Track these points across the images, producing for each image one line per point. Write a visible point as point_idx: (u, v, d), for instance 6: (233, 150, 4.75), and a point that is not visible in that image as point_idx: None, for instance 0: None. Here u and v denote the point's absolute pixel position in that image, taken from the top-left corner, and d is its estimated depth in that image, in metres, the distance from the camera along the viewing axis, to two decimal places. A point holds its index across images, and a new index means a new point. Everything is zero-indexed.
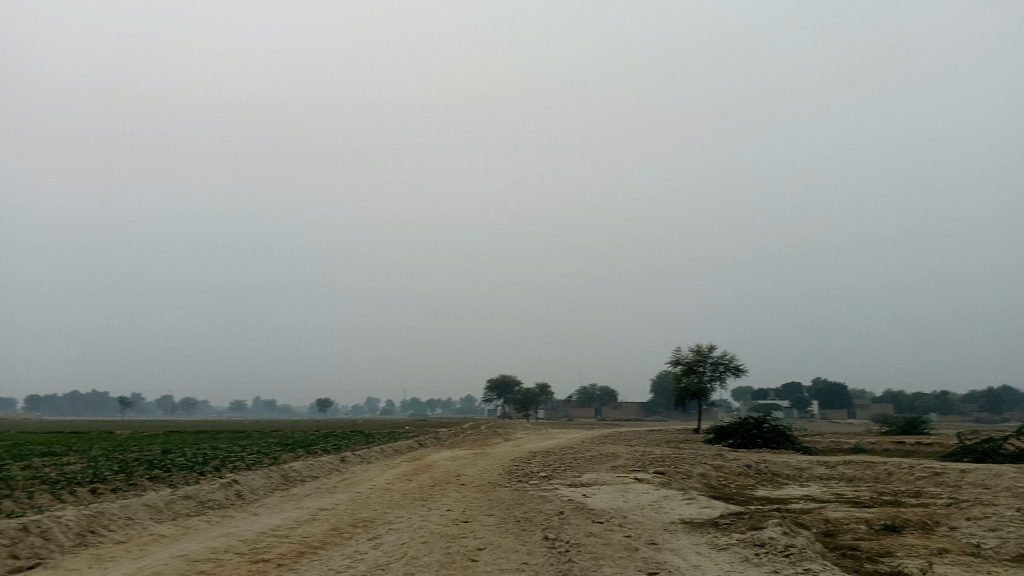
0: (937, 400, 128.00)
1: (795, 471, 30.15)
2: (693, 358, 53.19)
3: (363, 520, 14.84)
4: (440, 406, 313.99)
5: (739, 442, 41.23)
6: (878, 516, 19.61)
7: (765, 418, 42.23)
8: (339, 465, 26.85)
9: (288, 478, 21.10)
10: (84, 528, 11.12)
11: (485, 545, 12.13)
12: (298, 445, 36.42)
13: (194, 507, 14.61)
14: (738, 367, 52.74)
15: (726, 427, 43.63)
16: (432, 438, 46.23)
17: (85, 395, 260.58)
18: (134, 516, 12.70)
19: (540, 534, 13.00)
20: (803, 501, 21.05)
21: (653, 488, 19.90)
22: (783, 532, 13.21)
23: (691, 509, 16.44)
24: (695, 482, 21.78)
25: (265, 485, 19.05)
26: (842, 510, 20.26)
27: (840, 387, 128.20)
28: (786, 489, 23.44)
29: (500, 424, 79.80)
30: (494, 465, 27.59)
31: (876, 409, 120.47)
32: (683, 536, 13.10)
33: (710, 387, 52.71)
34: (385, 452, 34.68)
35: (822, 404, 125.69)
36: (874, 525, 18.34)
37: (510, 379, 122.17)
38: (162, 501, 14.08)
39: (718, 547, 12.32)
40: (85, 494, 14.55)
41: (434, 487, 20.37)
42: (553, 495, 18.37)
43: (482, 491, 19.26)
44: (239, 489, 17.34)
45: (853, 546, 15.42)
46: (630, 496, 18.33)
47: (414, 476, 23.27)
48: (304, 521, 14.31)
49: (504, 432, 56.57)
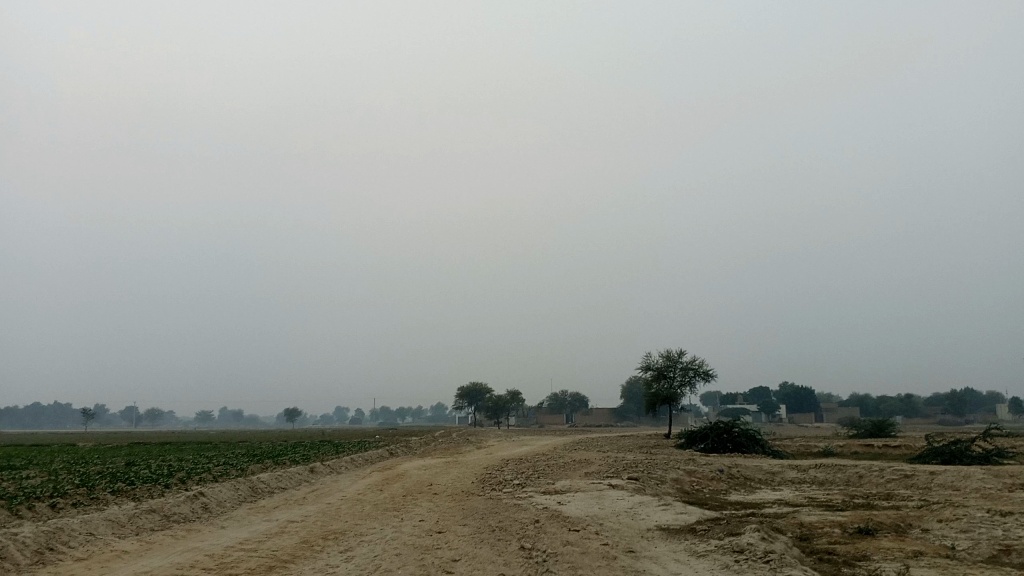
0: (903, 403, 129.73)
1: (767, 475, 30.19)
2: (663, 363, 53.30)
3: (335, 532, 14.47)
4: (410, 414, 312.36)
5: (710, 446, 41.28)
6: (852, 519, 19.62)
7: (736, 422, 42.34)
8: (308, 476, 26.39)
9: (256, 490, 20.64)
10: (42, 546, 10.67)
11: (460, 556, 11.85)
12: (267, 455, 35.84)
13: (158, 521, 14.15)
14: (707, 372, 52.91)
15: (697, 432, 43.69)
16: (402, 447, 45.77)
17: (47, 407, 255.48)
18: (95, 531, 12.25)
19: (516, 543, 12.74)
20: (777, 505, 21.02)
21: (628, 494, 19.75)
22: (761, 538, 13.09)
23: (667, 515, 16.30)
24: (669, 488, 21.69)
25: (233, 497, 18.58)
26: (816, 514, 20.25)
27: (808, 391, 129.47)
28: (759, 493, 23.42)
29: (472, 431, 79.46)
30: (467, 473, 27.29)
31: (842, 412, 121.79)
32: (661, 543, 12.93)
33: (680, 392, 52.83)
34: (356, 461, 34.22)
35: (790, 408, 126.79)
36: (848, 528, 18.33)
37: (480, 387, 121.83)
38: (125, 515, 13.61)
39: (697, 554, 12.15)
40: (44, 510, 14.03)
41: (407, 497, 20.01)
42: (527, 503, 18.13)
43: (455, 500, 18.97)
44: (205, 502, 16.88)
45: (829, 550, 15.37)
46: (605, 503, 18.15)
47: (386, 486, 22.90)
48: (273, 535, 13.93)
49: (476, 440, 56.26)
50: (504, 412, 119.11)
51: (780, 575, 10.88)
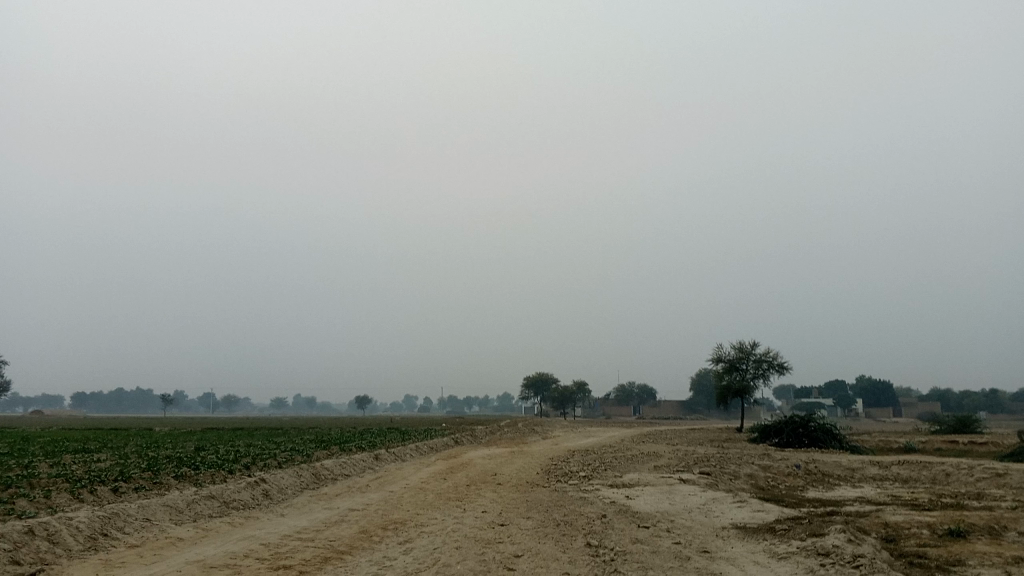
0: (987, 399, 124.49)
1: (846, 472, 28.79)
2: (736, 355, 51.80)
3: (395, 522, 14.04)
4: (478, 403, 313.99)
5: (784, 441, 39.85)
6: (941, 520, 18.33)
7: (812, 416, 40.77)
8: (373, 463, 26.24)
9: (319, 476, 20.44)
10: (96, 531, 10.44)
11: (523, 552, 11.21)
12: (334, 442, 36.13)
13: (217, 507, 13.94)
14: (782, 364, 51.23)
15: (771, 426, 42.25)
16: (468, 436, 45.46)
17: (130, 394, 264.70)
18: (152, 517, 12.03)
19: (581, 540, 12.04)
20: (859, 503, 19.89)
21: (700, 489, 18.91)
22: (848, 540, 12.11)
23: (743, 513, 15.40)
24: (743, 484, 20.78)
25: (295, 484, 18.39)
26: (901, 513, 19.07)
27: (886, 385, 125.28)
28: (838, 490, 22.28)
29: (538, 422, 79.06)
30: (532, 463, 26.74)
31: (921, 407, 117.51)
32: (738, 543, 12.10)
33: (754, 384, 51.29)
34: (422, 450, 33.98)
35: (867, 402, 122.98)
36: (938, 530, 17.10)
37: (547, 377, 121.09)
38: (183, 501, 13.40)
39: (777, 556, 11.29)
40: (106, 494, 13.96)
41: (471, 486, 19.55)
42: (594, 496, 17.44)
43: (519, 492, 18.39)
44: (266, 489, 16.68)
45: (919, 554, 14.27)
46: (676, 498, 17.34)
47: (450, 476, 22.49)
48: (332, 523, 13.58)
49: (544, 429, 55.66)
50: (571, 403, 118.26)
51: None
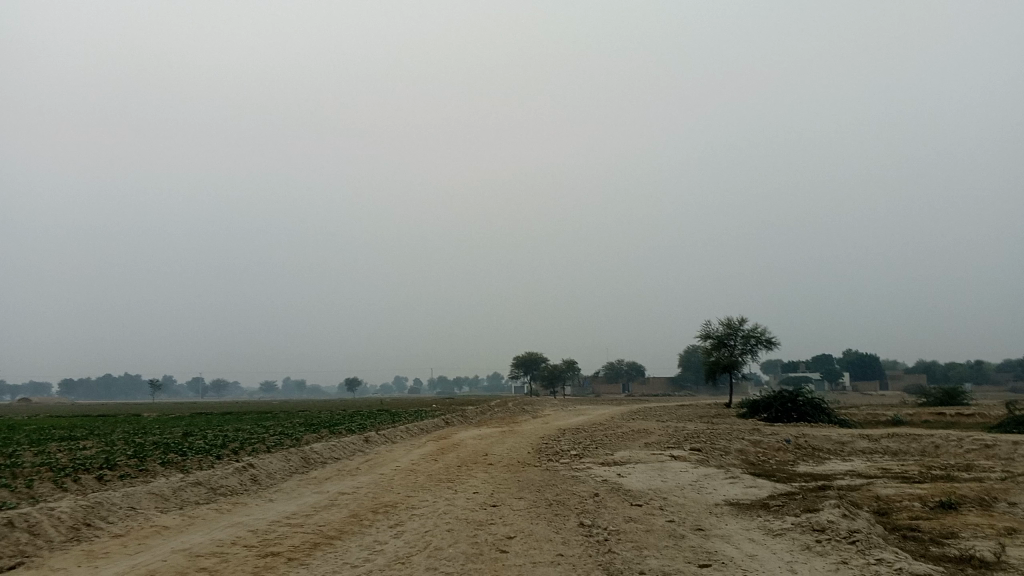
0: (973, 370, 125.56)
1: (836, 445, 28.83)
2: (724, 331, 51.80)
3: (385, 505, 13.88)
4: (468, 383, 314.67)
5: (773, 416, 39.95)
6: (932, 492, 18.31)
7: (801, 391, 40.83)
8: (363, 445, 26.07)
9: (308, 460, 20.26)
10: (78, 521, 10.21)
11: (516, 533, 11.05)
12: (323, 425, 35.94)
13: (204, 494, 13.73)
14: (770, 340, 51.31)
15: (760, 401, 42.32)
16: (459, 416, 45.37)
17: (118, 380, 263.62)
18: (137, 506, 11.81)
19: (574, 520, 11.90)
20: (850, 477, 19.86)
21: (692, 466, 18.83)
22: (843, 515, 12.01)
23: (736, 489, 15.31)
24: (734, 459, 20.73)
25: (284, 468, 18.20)
26: (892, 486, 19.04)
27: (873, 358, 126.11)
28: (829, 464, 22.26)
29: (529, 401, 79.18)
30: (523, 442, 26.67)
31: (908, 380, 118.38)
32: (732, 520, 11.99)
33: (742, 360, 51.34)
34: (412, 431, 33.83)
35: (854, 375, 123.83)
36: (929, 502, 17.10)
37: (536, 355, 121.15)
38: (169, 488, 13.18)
39: (773, 533, 11.16)
40: (90, 482, 13.72)
41: (462, 467, 19.41)
42: (586, 475, 17.31)
43: (511, 472, 18.26)
44: (254, 474, 16.49)
45: (911, 527, 14.24)
46: (668, 475, 17.25)
47: (441, 456, 22.35)
48: (321, 508, 13.39)
49: (534, 408, 55.66)
50: (560, 381, 118.37)
51: (869, 558, 9.83)
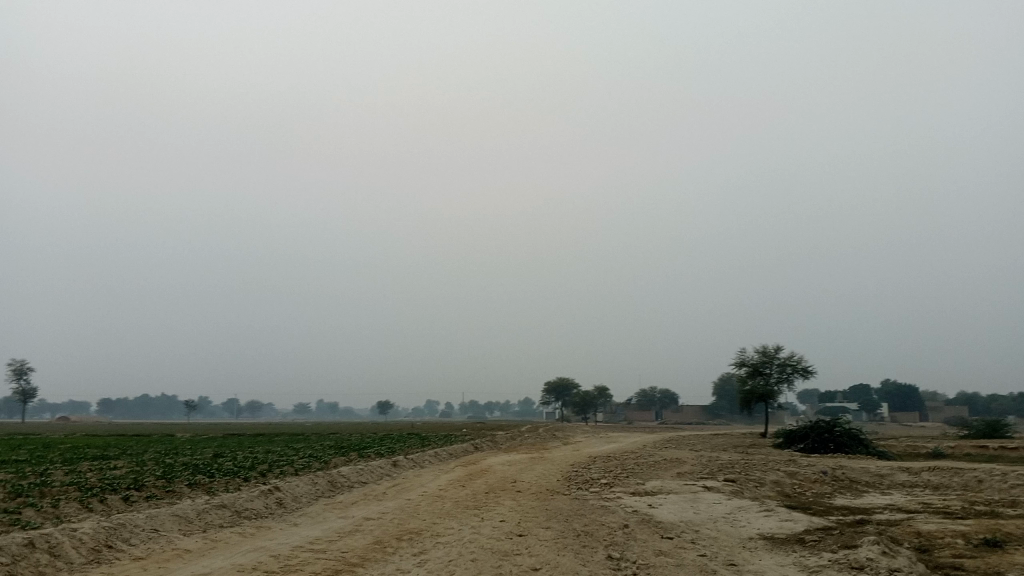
0: (1016, 402, 122.42)
1: (874, 478, 28.06)
2: (760, 359, 51.00)
3: (410, 532, 13.65)
4: (499, 409, 314.07)
5: (809, 446, 39.14)
6: (976, 529, 17.66)
7: (838, 421, 39.96)
8: (390, 470, 25.88)
9: (335, 484, 20.12)
10: (99, 543, 10.12)
11: (541, 565, 10.76)
12: (352, 448, 35.86)
13: (228, 517, 13.62)
14: (807, 369, 50.43)
15: (796, 431, 41.50)
16: (488, 441, 45.12)
17: (154, 400, 267.13)
18: (160, 528, 11.71)
19: (602, 552, 11.57)
20: (889, 511, 19.25)
21: (725, 497, 18.38)
22: (883, 553, 11.56)
23: (771, 523, 14.87)
24: (768, 491, 20.21)
25: (310, 492, 18.06)
26: (934, 522, 18.41)
27: (912, 388, 123.53)
28: (867, 498, 21.62)
29: (559, 427, 78.50)
30: (552, 470, 26.33)
31: (948, 411, 115.71)
32: (766, 555, 11.60)
33: (778, 389, 50.47)
34: (441, 456, 33.59)
35: (893, 406, 121.37)
36: (972, 539, 16.47)
37: (568, 381, 120.48)
38: (194, 510, 13.09)
39: (809, 570, 10.75)
40: (116, 503, 13.67)
41: (489, 494, 19.14)
42: (615, 505, 16.95)
43: (539, 500, 17.96)
44: (280, 497, 16.37)
45: (954, 565, 13.69)
46: (700, 507, 16.81)
47: (469, 482, 22.10)
48: (345, 534, 13.21)
49: (565, 435, 55.08)
50: (592, 407, 117.43)
51: None
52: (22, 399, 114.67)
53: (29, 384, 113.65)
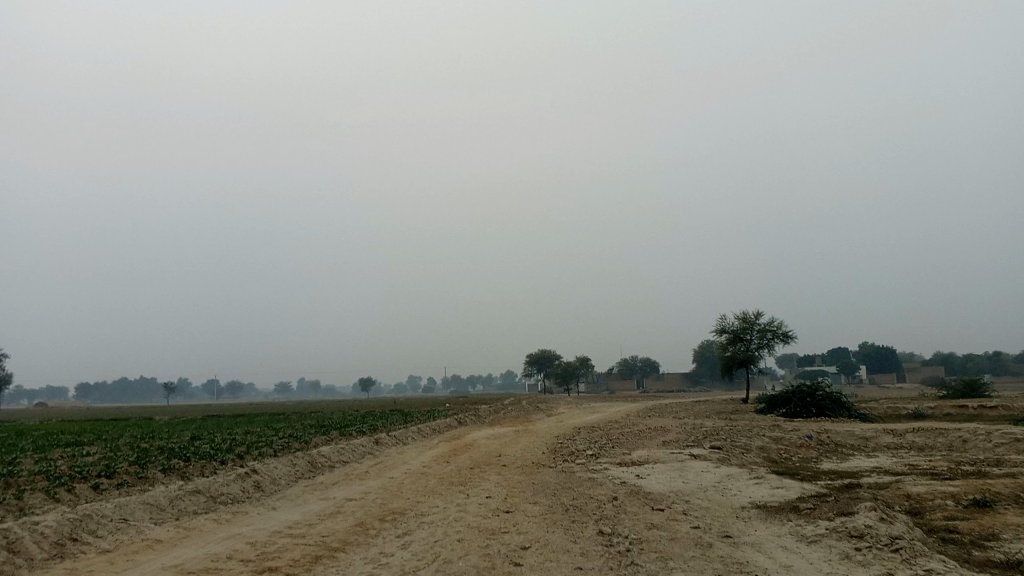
0: (991, 361, 124.01)
1: (859, 441, 27.96)
2: (740, 325, 50.89)
3: (393, 513, 13.20)
4: (481, 383, 315.10)
5: (792, 411, 39.06)
6: (965, 489, 17.47)
7: (820, 385, 39.92)
8: (372, 447, 25.44)
9: (315, 464, 19.65)
10: (63, 536, 9.57)
11: (530, 543, 10.33)
12: (334, 427, 35.39)
13: (203, 503, 13.11)
14: (787, 334, 50.42)
15: (778, 396, 41.43)
16: (471, 415, 44.71)
17: (135, 383, 265.69)
18: (129, 517, 11.18)
19: (593, 527, 11.16)
20: (876, 474, 19.05)
21: (713, 465, 18.07)
22: (880, 519, 11.26)
23: (762, 490, 14.56)
24: (755, 457, 19.96)
25: (289, 474, 17.56)
26: (923, 484, 18.21)
27: (889, 351, 124.69)
28: (854, 461, 21.41)
29: (543, 399, 78.43)
30: (537, 442, 25.99)
31: (925, 372, 117.01)
32: (761, 525, 11.26)
33: (759, 354, 50.41)
34: (423, 432, 33.12)
35: (870, 367, 122.59)
36: (962, 500, 16.26)
37: (550, 353, 120.62)
38: (166, 497, 12.55)
39: (807, 540, 10.42)
40: (85, 492, 13.11)
41: (474, 469, 18.76)
42: (603, 476, 16.60)
43: (524, 474, 17.57)
44: (258, 480, 15.87)
45: (949, 528, 13.44)
46: (689, 476, 16.49)
47: (452, 458, 21.68)
48: (326, 517, 12.74)
49: (547, 407, 54.79)
50: (574, 378, 117.46)
51: (915, 567, 9.09)
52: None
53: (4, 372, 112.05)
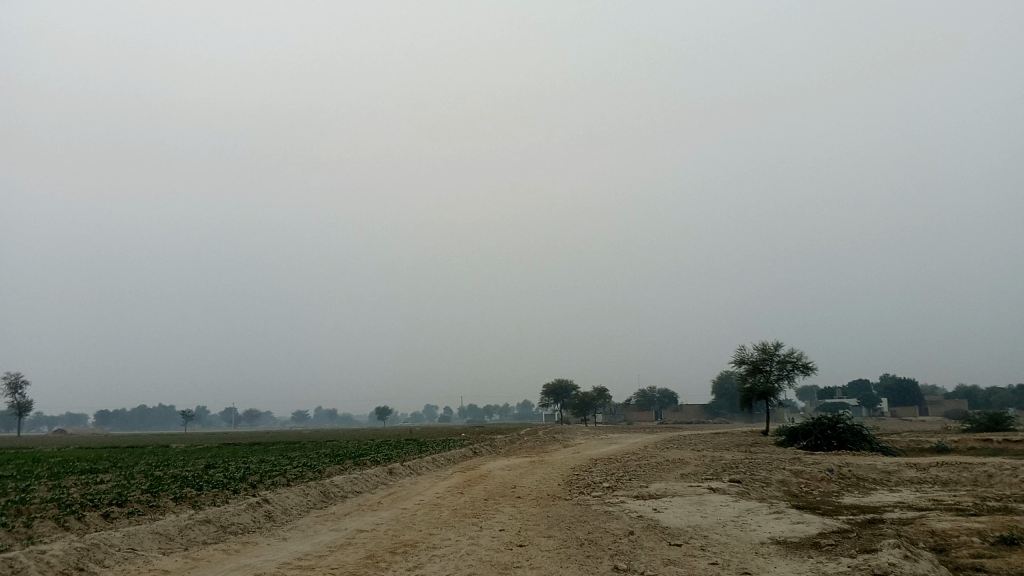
0: (1016, 395, 122.03)
1: (881, 475, 27.44)
2: (759, 356, 50.37)
3: (405, 545, 13.01)
4: (498, 412, 313.80)
5: (813, 443, 38.47)
6: (991, 526, 17.01)
7: (841, 417, 39.33)
8: (386, 477, 25.22)
9: (328, 494, 19.46)
10: (69, 566, 9.46)
11: None
12: (349, 456, 35.23)
13: (213, 533, 12.98)
14: (808, 365, 49.83)
15: (798, 428, 40.84)
16: (487, 446, 44.36)
17: (153, 411, 266.57)
18: (137, 547, 11.06)
19: (608, 562, 10.91)
20: (900, 510, 18.62)
21: (732, 499, 17.74)
22: (904, 557, 10.93)
23: (783, 526, 14.23)
24: (775, 491, 19.57)
25: (301, 504, 17.40)
26: (947, 520, 17.76)
27: (911, 383, 123.03)
28: (876, 496, 20.95)
29: (560, 430, 77.85)
30: (553, 474, 25.69)
31: (949, 405, 115.18)
32: (781, 562, 10.97)
33: (779, 386, 49.80)
34: (438, 462, 32.85)
35: (892, 400, 120.97)
36: (988, 537, 15.83)
37: (567, 383, 120.05)
38: (176, 527, 12.44)
39: None
40: (94, 520, 13.01)
41: (488, 501, 18.52)
42: (619, 510, 16.31)
43: (539, 506, 17.30)
44: (270, 510, 15.74)
45: (976, 566, 13.05)
46: (707, 510, 16.17)
47: (467, 489, 21.43)
48: (336, 548, 12.56)
49: (564, 437, 54.28)
50: (591, 409, 116.64)
51: None
52: (18, 412, 113.64)
53: (24, 398, 112.65)
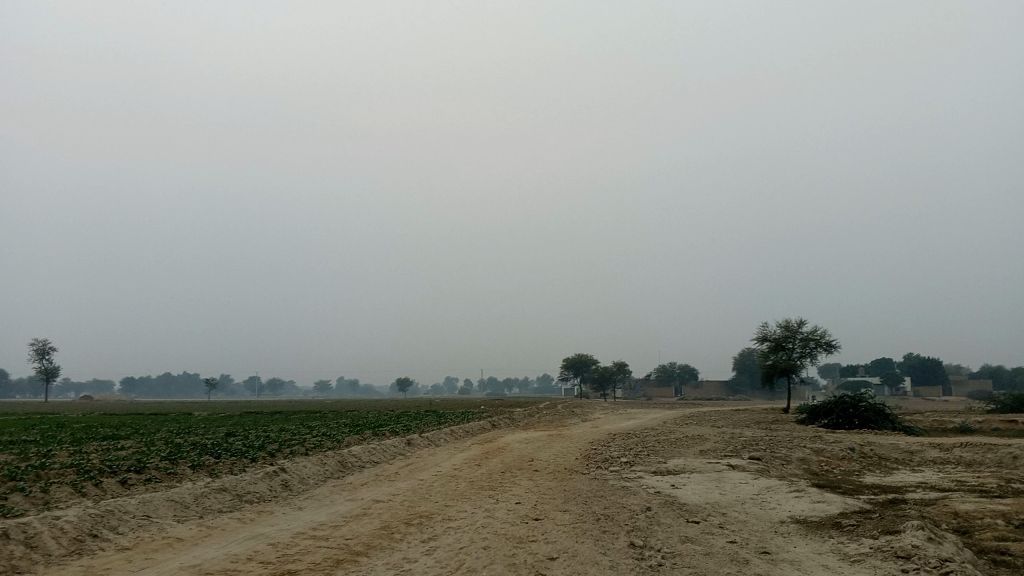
0: None
1: (904, 455, 27.06)
2: (782, 334, 49.93)
3: (420, 517, 12.92)
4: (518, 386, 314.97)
5: (834, 422, 38.07)
6: (1015, 509, 16.68)
7: (863, 396, 38.89)
8: (404, 448, 25.26)
9: (345, 464, 19.47)
10: (83, 532, 9.44)
11: (559, 554, 9.95)
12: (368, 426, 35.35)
13: (228, 501, 12.97)
14: (831, 343, 49.34)
15: (820, 406, 40.44)
16: (506, 419, 44.43)
17: (178, 379, 270.14)
18: (152, 514, 11.05)
19: (624, 539, 10.75)
20: (923, 490, 18.31)
21: (752, 477, 17.54)
22: (929, 539, 10.64)
23: (803, 505, 14.00)
24: (795, 469, 19.33)
25: (318, 473, 17.38)
26: (971, 502, 17.44)
27: (935, 363, 121.89)
28: (898, 475, 20.66)
29: (578, 405, 78.12)
30: (570, 447, 25.61)
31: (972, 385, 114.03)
32: (801, 542, 10.74)
33: (801, 363, 49.32)
34: (456, 434, 32.91)
35: (915, 379, 120.00)
36: (1013, 519, 15.54)
37: (587, 359, 120.10)
38: (192, 495, 12.42)
39: (850, 559, 9.91)
40: (111, 487, 13.03)
41: (505, 474, 18.44)
42: (636, 485, 16.16)
43: (556, 480, 17.19)
44: (286, 479, 15.74)
45: (1001, 549, 12.76)
46: (726, 487, 15.97)
47: (484, 461, 21.34)
48: (351, 518, 12.50)
49: (583, 412, 54.21)
50: (611, 384, 116.58)
51: None
52: (45, 377, 115.38)
53: (51, 364, 114.29)
